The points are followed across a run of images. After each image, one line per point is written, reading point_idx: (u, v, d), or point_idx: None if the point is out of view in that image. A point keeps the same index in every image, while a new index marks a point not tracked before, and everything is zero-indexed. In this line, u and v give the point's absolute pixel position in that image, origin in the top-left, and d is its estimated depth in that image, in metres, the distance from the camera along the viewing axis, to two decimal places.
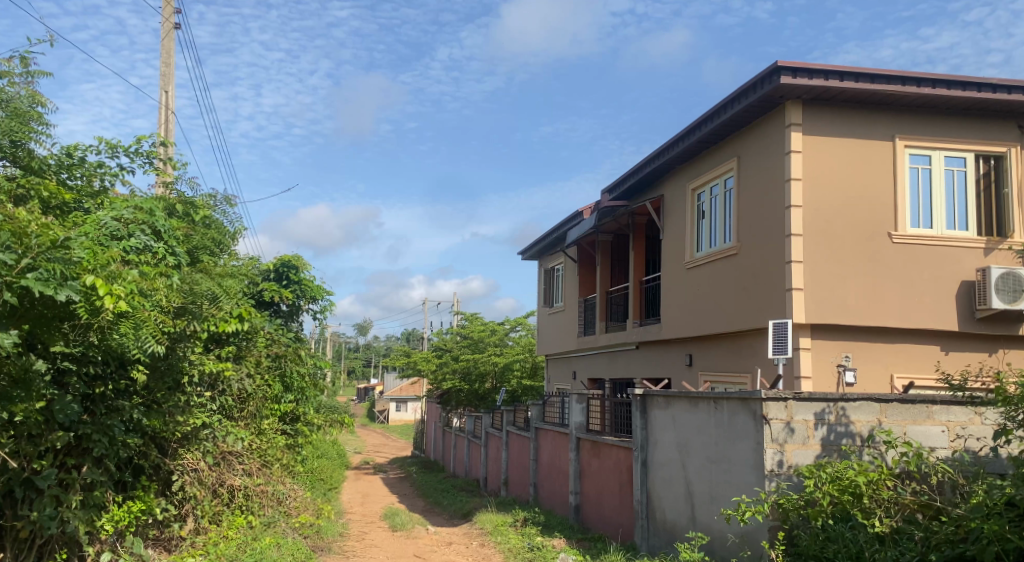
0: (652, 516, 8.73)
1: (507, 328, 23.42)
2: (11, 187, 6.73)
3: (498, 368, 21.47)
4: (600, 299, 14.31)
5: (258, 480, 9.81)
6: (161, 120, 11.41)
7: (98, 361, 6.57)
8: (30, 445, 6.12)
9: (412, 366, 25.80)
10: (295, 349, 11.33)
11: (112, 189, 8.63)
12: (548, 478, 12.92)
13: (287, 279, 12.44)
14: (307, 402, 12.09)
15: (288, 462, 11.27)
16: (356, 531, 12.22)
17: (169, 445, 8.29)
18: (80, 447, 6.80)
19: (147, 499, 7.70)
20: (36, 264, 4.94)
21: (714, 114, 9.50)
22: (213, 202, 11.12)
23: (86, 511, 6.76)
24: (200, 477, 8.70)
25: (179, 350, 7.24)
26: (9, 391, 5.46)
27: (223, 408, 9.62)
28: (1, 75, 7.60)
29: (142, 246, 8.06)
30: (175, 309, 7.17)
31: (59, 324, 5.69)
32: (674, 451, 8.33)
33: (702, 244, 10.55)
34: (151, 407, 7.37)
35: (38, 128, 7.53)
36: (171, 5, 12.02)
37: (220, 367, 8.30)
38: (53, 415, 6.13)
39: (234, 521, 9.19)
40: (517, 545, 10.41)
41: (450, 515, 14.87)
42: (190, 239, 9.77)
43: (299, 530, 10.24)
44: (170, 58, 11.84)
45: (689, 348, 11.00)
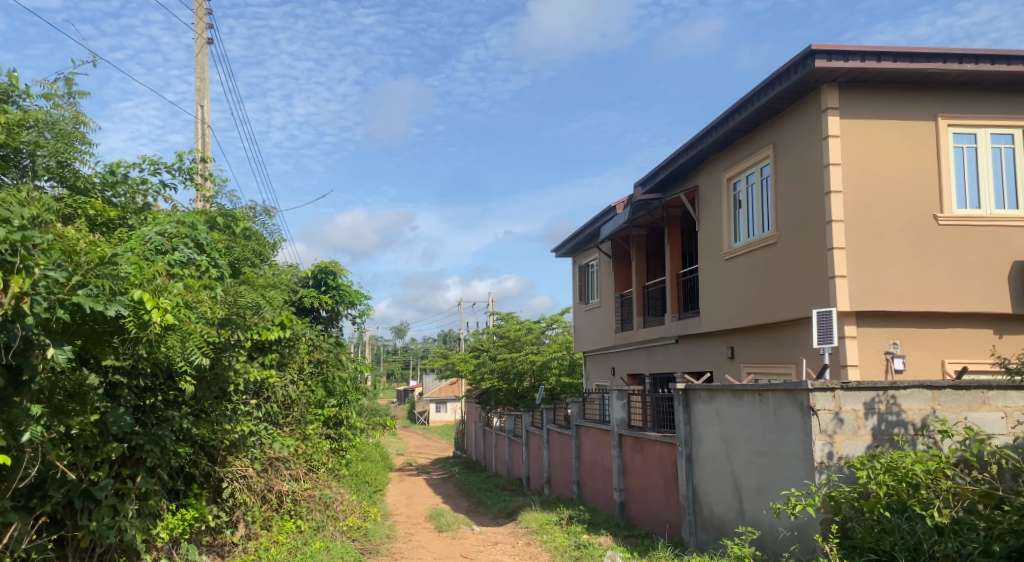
0: (700, 512, 8.67)
1: (543, 325, 23.40)
2: (62, 206, 6.92)
3: (536, 366, 21.55)
4: (637, 294, 14.21)
5: (305, 485, 10.00)
6: (199, 135, 11.66)
7: (147, 374, 6.79)
8: (88, 456, 6.28)
9: (450, 367, 25.88)
10: (336, 353, 11.61)
11: (155, 205, 8.85)
12: (591, 476, 12.89)
13: (325, 284, 12.65)
14: (350, 406, 12.23)
15: (333, 466, 11.43)
16: (403, 533, 12.30)
17: (218, 453, 8.46)
18: (134, 457, 7.02)
19: (199, 506, 7.91)
20: (86, 281, 5.06)
21: (747, 101, 9.39)
22: (253, 213, 11.34)
23: (142, 520, 6.93)
24: (250, 483, 8.87)
25: (225, 360, 7.36)
26: (65, 405, 5.63)
27: (269, 416, 9.80)
28: (47, 98, 7.80)
29: (186, 259, 8.31)
30: (220, 320, 7.19)
31: (110, 339, 5.82)
32: (719, 445, 8.26)
33: (740, 234, 10.43)
34: (199, 416, 7.59)
35: (82, 147, 7.72)
36: (203, 21, 12.26)
37: (265, 374, 8.51)
38: (107, 427, 6.30)
39: (283, 526, 9.36)
40: (563, 543, 10.38)
41: (495, 514, 14.91)
42: (231, 251, 9.96)
43: (346, 533, 10.38)
44: (205, 73, 12.08)
45: (730, 341, 10.90)
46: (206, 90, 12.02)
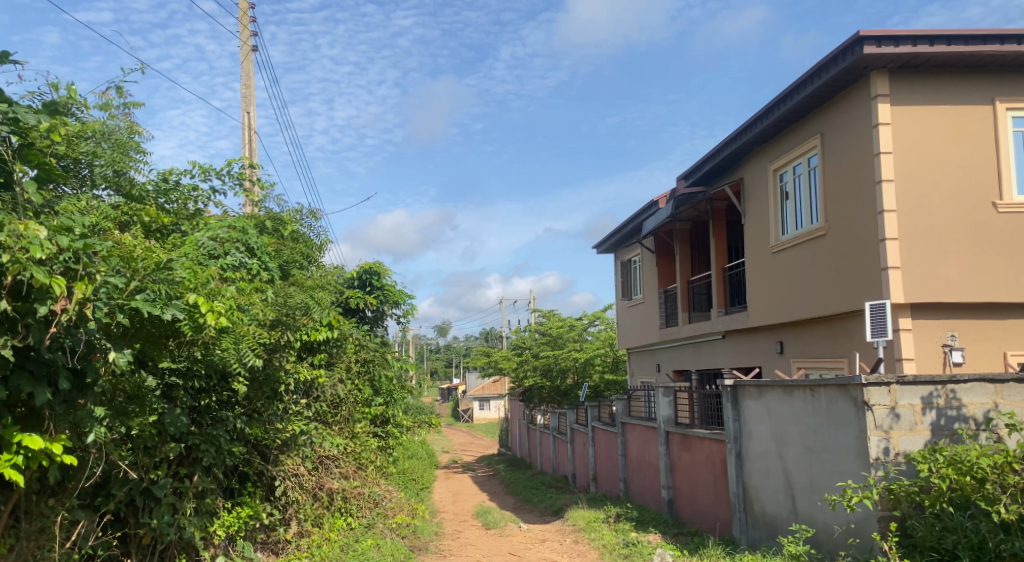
0: (750, 509, 8.58)
1: (586, 322, 23.30)
2: (118, 213, 7.13)
3: (580, 363, 21.54)
4: (682, 289, 14.10)
5: (354, 483, 10.17)
6: (245, 141, 11.90)
7: (202, 376, 6.98)
8: (147, 456, 6.47)
9: (493, 365, 25.95)
10: (382, 353, 11.72)
11: (205, 210, 9.07)
12: (638, 474, 12.85)
13: (370, 285, 12.84)
14: (396, 404, 12.38)
15: (381, 464, 11.58)
16: (451, 530, 12.36)
17: (271, 452, 8.66)
18: (191, 457, 7.21)
19: (253, 505, 8.12)
20: (143, 286, 5.24)
21: (794, 90, 9.25)
22: (300, 216, 11.55)
23: (199, 518, 7.12)
24: (301, 482, 9.06)
25: (276, 360, 7.54)
26: (126, 406, 5.78)
27: (319, 415, 9.97)
28: (103, 109, 8.04)
29: (237, 262, 8.52)
30: (271, 321, 7.36)
31: (166, 342, 5.92)
32: (770, 442, 8.16)
33: (788, 226, 10.28)
34: (252, 416, 7.77)
35: (137, 156, 7.95)
36: (247, 29, 12.50)
37: (314, 374, 8.69)
38: (165, 428, 6.52)
39: (335, 523, 9.51)
40: (612, 541, 10.35)
41: (542, 512, 14.93)
42: (280, 253, 10.15)
43: (396, 530, 10.48)
44: (249, 80, 12.32)
45: (780, 335, 10.76)
46: (252, 96, 12.26)
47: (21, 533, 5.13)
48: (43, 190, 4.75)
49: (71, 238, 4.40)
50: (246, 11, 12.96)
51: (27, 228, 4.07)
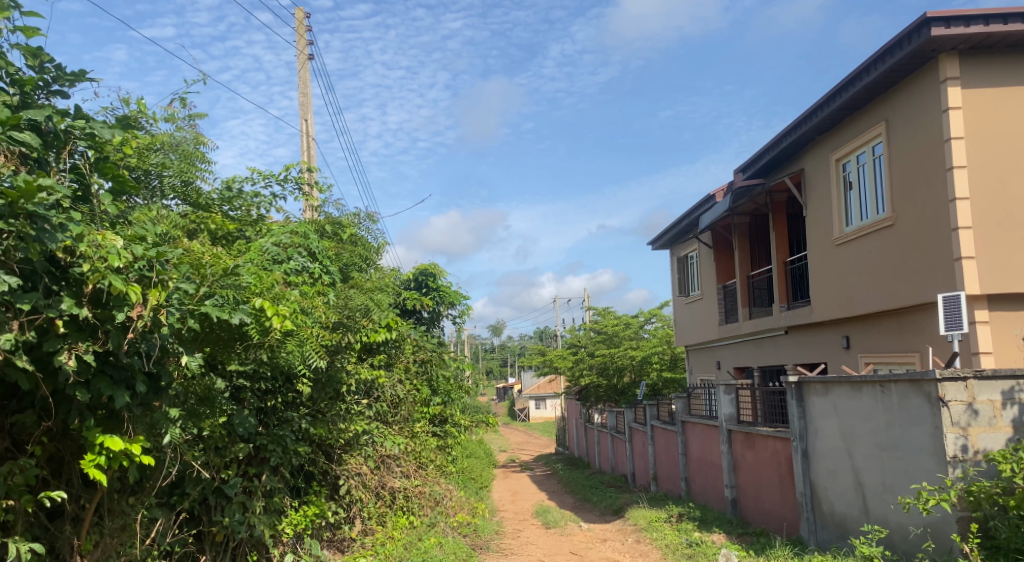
0: (819, 509, 8.39)
1: (642, 320, 23.11)
2: (187, 222, 7.35)
3: (637, 361, 21.44)
4: (741, 284, 13.88)
5: (415, 481, 10.30)
6: (304, 147, 12.15)
7: (268, 378, 7.21)
8: (218, 456, 6.66)
9: (548, 364, 25.94)
10: (439, 353, 11.84)
11: (268, 216, 9.31)
12: (700, 473, 12.70)
13: (427, 286, 13.01)
14: (454, 404, 12.50)
15: (441, 463, 11.71)
16: (512, 529, 12.41)
17: (334, 452, 8.83)
18: (259, 457, 7.40)
19: (319, 503, 8.31)
20: (213, 292, 5.38)
21: (857, 75, 9.02)
22: (357, 220, 11.75)
23: (269, 516, 7.31)
24: (364, 480, 9.25)
25: (338, 362, 7.66)
26: (197, 408, 5.95)
27: (379, 415, 10.13)
28: (170, 121, 8.31)
29: (300, 267, 8.71)
30: (333, 324, 7.51)
31: (234, 346, 6.10)
32: (838, 439, 7.98)
33: (852, 217, 10.03)
34: (317, 416, 7.93)
35: (203, 165, 8.19)
36: (303, 39, 12.77)
37: (374, 375, 8.84)
38: (234, 428, 6.73)
39: (397, 522, 9.63)
40: (675, 541, 10.24)
41: (602, 511, 14.85)
42: (340, 257, 10.33)
43: (457, 529, 10.55)
44: (307, 88, 12.58)
45: (846, 330, 10.52)
46: (309, 104, 12.51)
47: (105, 530, 5.30)
48: (117, 201, 4.89)
49: (145, 247, 4.53)
50: (302, 20, 13.24)
51: (105, 239, 4.23)
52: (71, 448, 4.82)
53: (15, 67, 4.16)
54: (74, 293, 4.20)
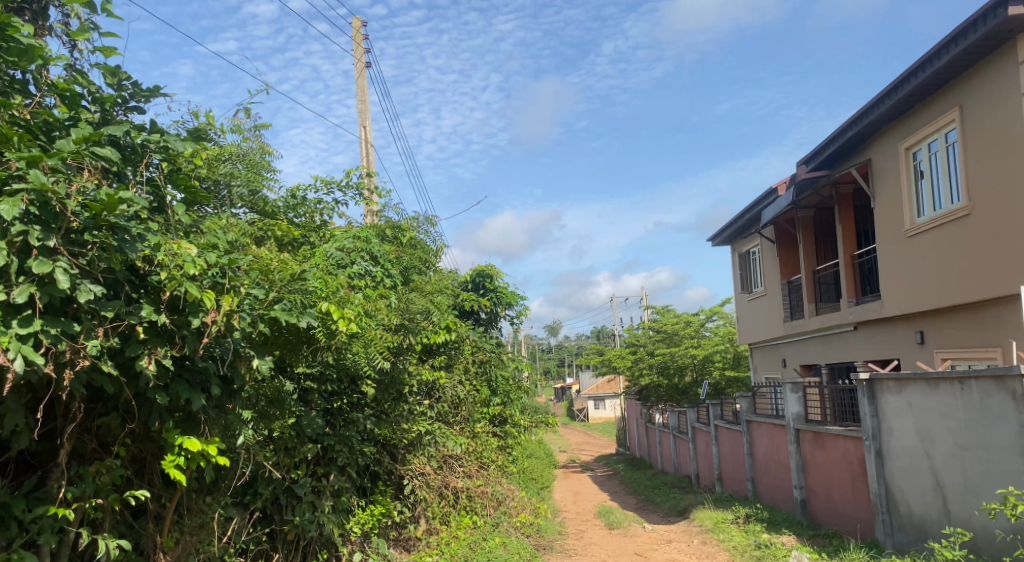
0: (896, 510, 8.16)
1: (703, 318, 22.83)
2: (254, 229, 7.56)
3: (699, 359, 21.21)
4: (807, 280, 13.59)
5: (477, 481, 10.39)
6: (363, 153, 12.38)
7: (334, 379, 7.41)
8: (289, 456, 6.85)
9: (607, 364, 25.81)
10: (498, 354, 11.93)
11: (330, 222, 9.51)
12: (766, 473, 12.48)
13: (484, 287, 13.13)
14: (514, 404, 12.57)
15: (502, 463, 11.78)
16: (574, 530, 12.40)
17: (398, 452, 8.97)
18: (327, 458, 7.57)
19: (385, 503, 8.46)
20: (281, 296, 5.53)
21: (927, 60, 8.75)
22: (417, 223, 11.92)
23: (337, 515, 7.49)
24: (428, 481, 9.37)
25: (401, 364, 7.79)
26: (268, 410, 6.12)
27: (440, 415, 10.24)
28: (237, 132, 8.56)
29: (363, 271, 8.87)
30: (396, 326, 7.63)
31: (302, 348, 6.26)
32: (913, 438, 7.76)
33: (924, 207, 9.74)
34: (381, 417, 8.10)
35: (268, 174, 8.43)
36: (360, 47, 13.00)
37: (435, 376, 8.97)
38: (303, 429, 6.91)
39: (461, 521, 9.74)
40: (743, 543, 10.09)
41: (666, 512, 14.69)
42: (401, 260, 10.47)
43: (520, 528, 10.59)
44: (365, 95, 12.80)
45: (919, 325, 10.22)
46: (367, 111, 12.74)
47: (186, 528, 5.48)
48: (190, 211, 5.03)
49: (217, 255, 4.71)
50: (359, 29, 13.49)
51: (180, 248, 4.35)
52: (152, 449, 5.01)
53: (96, 86, 4.38)
54: (153, 299, 4.37)
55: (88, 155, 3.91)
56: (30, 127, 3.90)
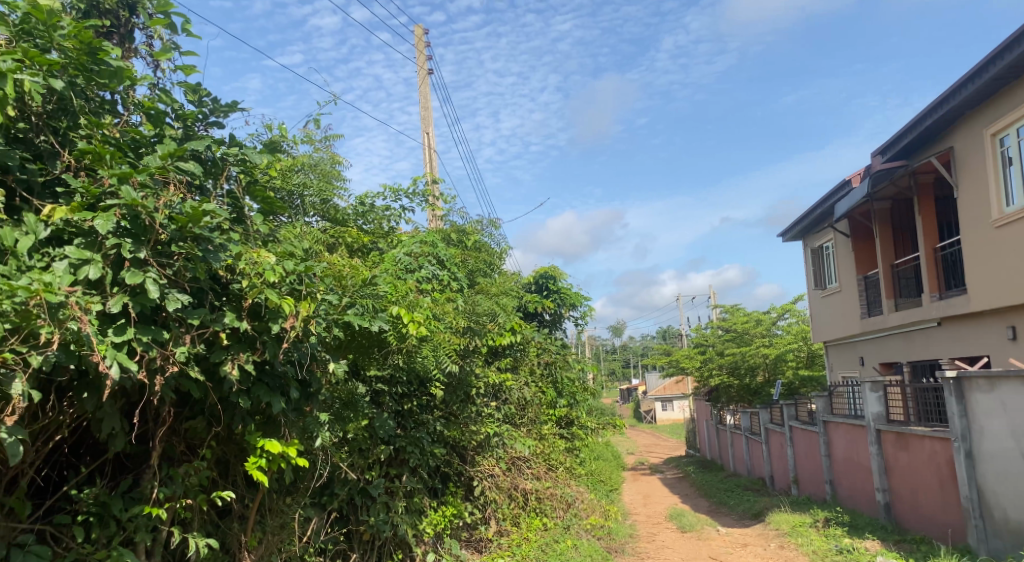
0: (990, 516, 7.85)
1: (774, 316, 22.35)
2: (327, 236, 7.74)
3: (770, 359, 20.77)
4: (885, 275, 13.18)
5: (546, 483, 10.42)
6: (427, 159, 12.55)
7: (403, 382, 7.55)
8: (363, 458, 7.00)
9: (675, 365, 25.50)
10: (563, 355, 11.96)
11: (397, 228, 9.69)
12: (846, 475, 12.14)
13: (548, 289, 13.18)
14: (580, 406, 12.54)
15: (570, 465, 11.78)
16: (646, 533, 12.29)
17: (467, 453, 9.07)
18: (399, 459, 7.71)
19: (456, 504, 8.57)
20: (354, 301, 5.65)
21: (1013, 41, 8.42)
22: (481, 226, 12.03)
23: (410, 515, 7.63)
24: (497, 482, 9.44)
25: (468, 366, 7.89)
26: (343, 412, 6.26)
27: (507, 417, 10.30)
28: (308, 142, 8.80)
29: (430, 275, 9.01)
30: (463, 329, 7.72)
31: (374, 352, 6.39)
32: (1008, 439, 7.47)
33: (1013, 196, 9.35)
34: (450, 419, 8.23)
35: (339, 183, 8.64)
36: (423, 55, 13.20)
37: (502, 378, 9.05)
38: (375, 431, 7.06)
39: (531, 523, 9.79)
40: (823, 547, 9.85)
41: (740, 515, 14.43)
42: (466, 264, 10.57)
43: (591, 531, 10.55)
44: (427, 101, 12.99)
45: (1011, 320, 9.81)
46: (430, 118, 12.91)
47: (268, 527, 5.66)
48: (267, 220, 5.17)
49: (294, 262, 4.83)
50: (421, 37, 13.69)
51: (259, 257, 4.54)
52: (235, 451, 5.18)
53: (179, 103, 4.56)
54: (235, 307, 4.53)
55: (172, 170, 4.07)
56: (120, 145, 4.10)
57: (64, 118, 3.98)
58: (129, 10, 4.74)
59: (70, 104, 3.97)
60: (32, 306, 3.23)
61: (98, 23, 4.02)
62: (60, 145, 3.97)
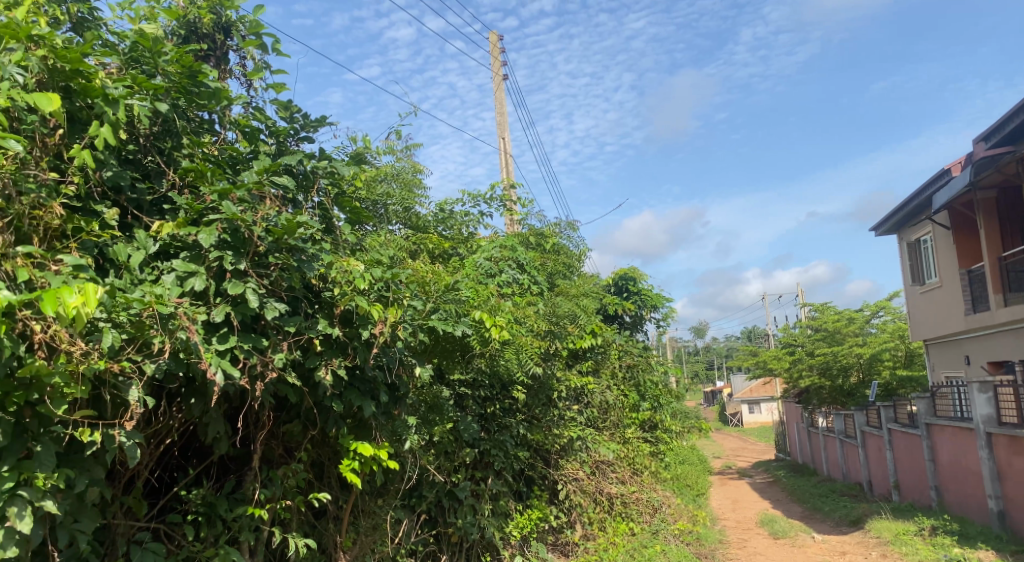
0: None
1: (868, 314, 21.57)
2: (409, 243, 7.90)
3: (865, 359, 20.03)
4: (991, 269, 12.55)
5: (631, 488, 10.34)
6: (504, 164, 12.66)
7: (486, 386, 7.64)
8: (449, 460, 7.10)
9: (762, 366, 24.90)
10: (646, 358, 11.87)
11: (476, 233, 9.82)
12: (953, 480, 11.61)
13: (627, 290, 13.10)
14: (664, 409, 12.40)
15: (655, 469, 11.66)
16: (737, 539, 12.05)
17: (551, 456, 9.09)
18: (484, 462, 7.80)
19: (541, 507, 8.59)
20: (438, 306, 5.73)
21: None
22: (559, 229, 12.06)
23: (497, 518, 7.70)
24: (582, 486, 9.41)
25: (550, 369, 7.92)
26: (429, 416, 6.38)
27: (590, 421, 10.28)
28: (389, 152, 9.02)
29: (511, 279, 9.08)
30: (545, 332, 7.74)
31: (458, 355, 6.48)
32: None
33: None
34: (533, 422, 8.27)
35: (419, 191, 8.82)
36: (498, 61, 13.32)
37: (583, 381, 9.04)
38: (461, 434, 7.17)
39: (617, 527, 9.72)
40: (930, 557, 9.45)
41: (837, 521, 13.96)
42: (544, 267, 10.61)
43: (679, 536, 10.42)
44: (503, 107, 13.10)
45: None
46: (506, 122, 13.01)
47: (360, 528, 5.82)
48: (354, 230, 5.33)
49: (381, 270, 4.96)
50: (496, 43, 13.82)
51: (349, 265, 4.65)
52: (329, 453, 5.35)
53: (272, 120, 4.75)
54: (328, 314, 4.66)
55: (268, 185, 4.22)
56: (219, 162, 4.31)
57: (168, 139, 4.21)
58: (225, 33, 4.97)
59: (173, 126, 4.18)
60: (146, 317, 3.43)
61: (198, 48, 4.23)
62: (166, 165, 4.19)
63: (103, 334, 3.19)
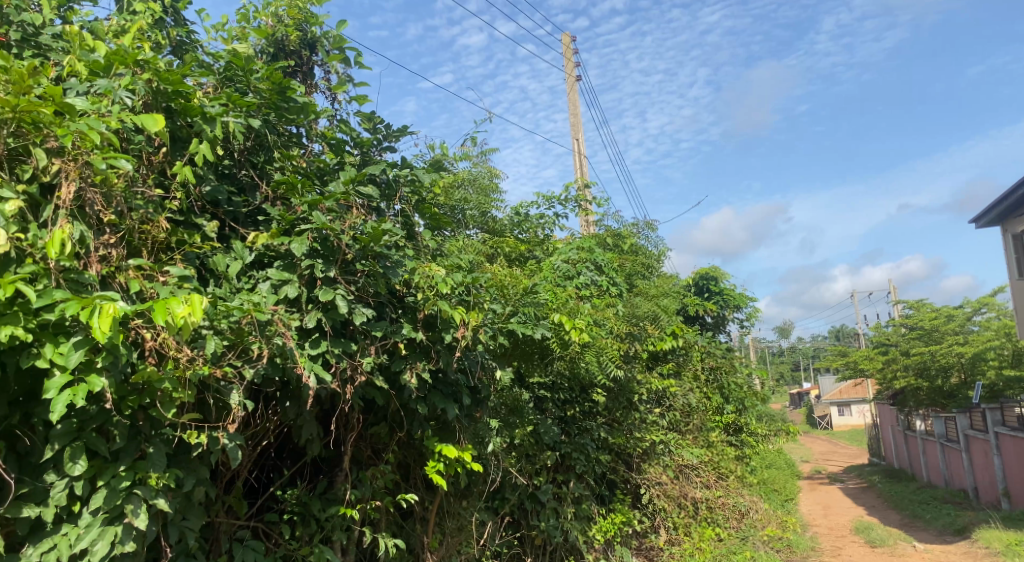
0: None
1: (969, 311, 20.59)
2: (487, 247, 7.98)
3: (966, 359, 19.09)
4: None
5: (717, 493, 10.13)
6: (578, 166, 12.65)
7: (565, 388, 7.64)
8: (531, 463, 7.12)
9: (852, 367, 24.04)
10: (728, 360, 11.68)
11: (552, 235, 9.85)
12: None
13: (708, 290, 12.90)
14: (749, 412, 12.12)
15: (741, 474, 11.42)
16: (830, 547, 11.67)
17: (633, 460, 9.01)
18: (565, 465, 7.78)
19: (625, 512, 8.48)
20: (518, 310, 5.76)
21: None
22: (636, 229, 11.97)
23: (579, 521, 7.68)
24: (665, 490, 9.25)
25: (630, 372, 7.87)
26: (510, 418, 6.43)
27: (672, 424, 10.16)
28: (465, 158, 9.15)
29: (589, 280, 9.06)
30: (625, 333, 7.68)
31: (538, 358, 6.50)
32: None
33: None
34: (614, 425, 8.35)
35: (495, 195, 8.91)
36: (570, 63, 13.32)
37: (664, 383, 8.94)
38: (541, 437, 7.20)
39: (703, 533, 9.49)
40: None
41: (940, 530, 13.34)
42: (624, 268, 10.54)
43: (768, 543, 10.17)
44: (577, 108, 13.09)
45: None
46: (580, 123, 13.00)
47: (446, 529, 5.91)
48: (435, 235, 5.42)
49: (462, 274, 5.04)
50: (569, 44, 13.82)
51: (431, 270, 4.72)
52: (414, 456, 5.46)
53: (356, 132, 4.89)
54: (412, 319, 4.77)
55: (354, 194, 4.34)
56: (308, 173, 4.48)
57: (261, 153, 4.41)
58: (310, 49, 5.14)
59: (265, 140, 4.37)
60: (245, 323, 3.57)
61: (287, 65, 4.40)
62: (258, 178, 4.40)
63: (207, 341, 3.34)
